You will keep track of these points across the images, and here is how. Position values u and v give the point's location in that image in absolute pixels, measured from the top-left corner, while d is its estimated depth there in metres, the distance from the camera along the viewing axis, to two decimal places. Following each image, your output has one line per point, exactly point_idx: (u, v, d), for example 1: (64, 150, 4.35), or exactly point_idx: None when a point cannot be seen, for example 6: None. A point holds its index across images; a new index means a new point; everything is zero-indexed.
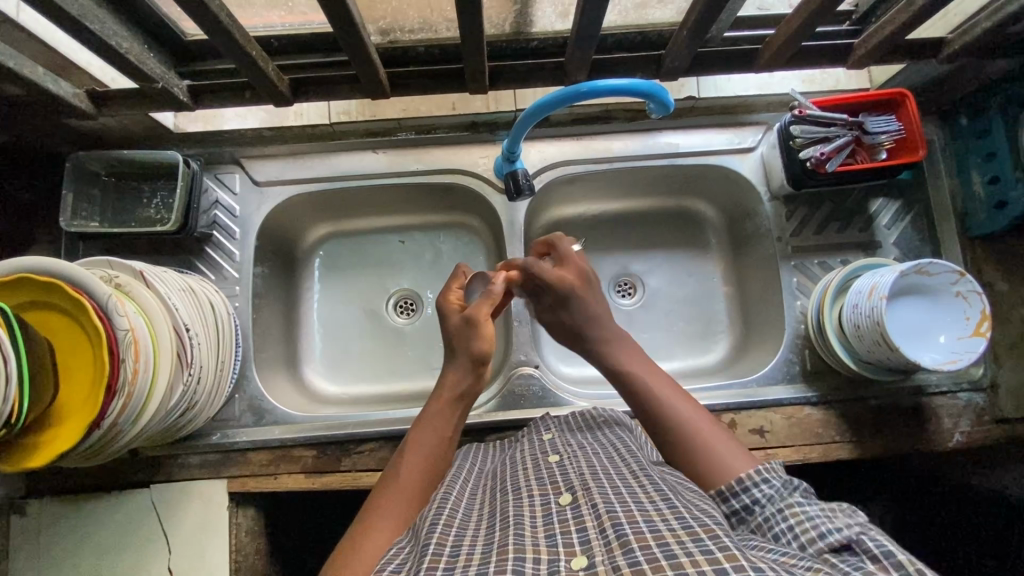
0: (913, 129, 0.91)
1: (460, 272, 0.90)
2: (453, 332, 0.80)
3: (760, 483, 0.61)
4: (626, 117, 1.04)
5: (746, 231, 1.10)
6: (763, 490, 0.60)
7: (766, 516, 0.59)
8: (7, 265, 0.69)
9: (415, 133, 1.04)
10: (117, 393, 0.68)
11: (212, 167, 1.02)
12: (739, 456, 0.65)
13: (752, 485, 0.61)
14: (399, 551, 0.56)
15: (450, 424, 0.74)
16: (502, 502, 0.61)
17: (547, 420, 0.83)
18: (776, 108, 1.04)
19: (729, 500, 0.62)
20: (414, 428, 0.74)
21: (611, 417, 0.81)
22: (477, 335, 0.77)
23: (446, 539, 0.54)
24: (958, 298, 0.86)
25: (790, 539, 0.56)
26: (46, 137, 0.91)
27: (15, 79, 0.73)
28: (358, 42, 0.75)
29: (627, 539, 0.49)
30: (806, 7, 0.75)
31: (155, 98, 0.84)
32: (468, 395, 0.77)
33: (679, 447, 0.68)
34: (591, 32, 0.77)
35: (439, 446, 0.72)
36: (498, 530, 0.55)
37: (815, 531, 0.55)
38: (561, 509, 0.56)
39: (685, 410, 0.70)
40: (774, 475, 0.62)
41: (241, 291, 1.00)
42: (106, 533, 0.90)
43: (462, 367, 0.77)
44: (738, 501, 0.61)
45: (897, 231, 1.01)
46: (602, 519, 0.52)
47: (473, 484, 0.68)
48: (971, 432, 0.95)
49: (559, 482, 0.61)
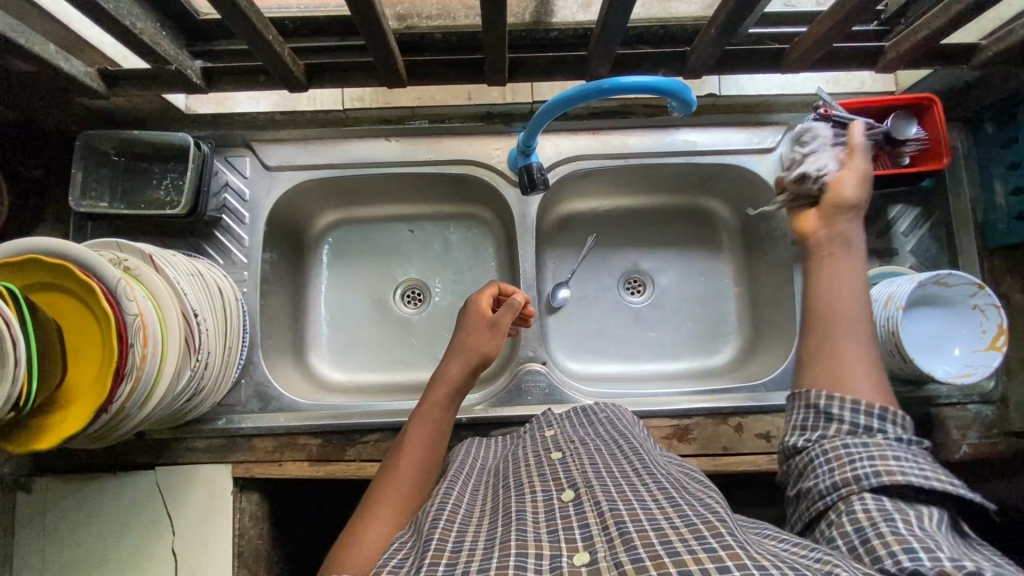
0: (939, 138, 0.89)
1: (494, 287, 0.88)
2: (471, 330, 0.81)
3: (892, 421, 0.60)
4: (644, 113, 1.02)
5: (760, 233, 1.08)
6: (893, 428, 0.60)
7: (891, 450, 0.58)
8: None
9: (428, 122, 1.02)
10: (126, 376, 0.68)
11: (222, 149, 1.01)
12: (871, 379, 0.62)
13: (888, 420, 0.60)
14: (401, 545, 0.56)
15: (446, 418, 0.75)
16: (503, 497, 0.61)
17: (549, 416, 0.83)
18: (799, 108, 1.01)
19: (852, 414, 0.60)
20: (412, 419, 0.74)
21: (616, 409, 0.83)
22: (492, 338, 0.81)
23: (448, 534, 0.54)
24: (975, 311, 0.84)
25: (915, 476, 0.56)
26: (55, 115, 0.90)
27: (25, 56, 0.71)
28: (376, 26, 0.73)
29: (630, 536, 0.48)
30: (839, 9, 0.73)
31: (167, 80, 0.82)
32: (463, 390, 0.78)
33: (824, 346, 0.65)
34: (615, 29, 0.75)
35: (434, 438, 0.72)
36: (500, 526, 0.55)
37: (939, 480, 0.56)
38: (563, 505, 0.57)
39: (859, 323, 0.65)
40: (902, 421, 0.61)
41: (249, 277, 0.99)
42: (111, 514, 0.91)
43: (461, 359, 0.78)
44: (866, 421, 0.60)
45: (915, 238, 1.00)
46: (604, 516, 0.52)
47: (474, 479, 0.68)
48: (979, 444, 0.95)
49: (561, 479, 0.61)
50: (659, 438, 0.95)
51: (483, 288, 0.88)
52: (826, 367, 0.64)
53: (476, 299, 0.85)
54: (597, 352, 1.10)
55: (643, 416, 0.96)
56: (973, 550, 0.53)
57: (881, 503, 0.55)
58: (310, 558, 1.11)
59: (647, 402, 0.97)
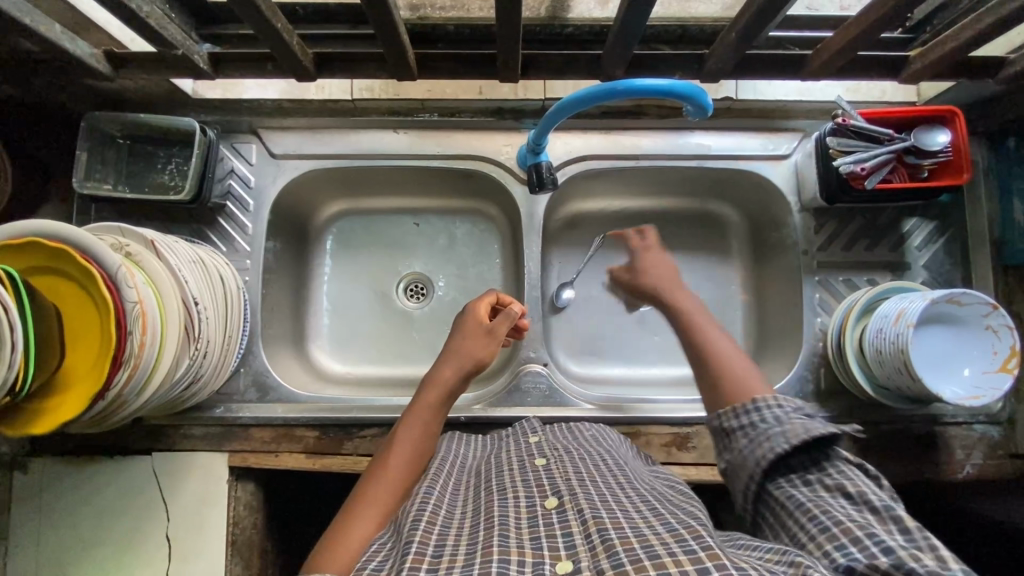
0: (960, 151, 0.86)
1: (490, 294, 0.87)
2: (466, 335, 0.81)
3: (772, 405, 0.64)
4: (657, 114, 1.00)
5: (770, 240, 1.07)
6: (773, 410, 0.63)
7: (768, 433, 0.61)
8: (5, 231, 0.68)
9: (437, 115, 1.01)
10: (123, 364, 0.67)
11: (229, 135, 1.00)
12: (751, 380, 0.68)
13: (765, 407, 0.64)
14: (381, 546, 0.55)
15: (436, 420, 0.74)
16: (486, 500, 0.60)
17: (533, 422, 0.81)
18: (816, 115, 0.99)
19: (737, 416, 0.65)
20: (404, 420, 0.73)
21: (601, 430, 0.81)
22: (489, 345, 0.80)
23: (429, 537, 0.53)
24: (987, 331, 0.83)
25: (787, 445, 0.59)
26: (60, 96, 0.88)
27: (31, 37, 0.70)
28: (387, 15, 0.71)
29: (612, 542, 0.48)
30: (866, 16, 0.71)
31: (174, 65, 0.81)
32: (454, 395, 0.77)
33: (702, 373, 0.72)
34: (632, 30, 0.74)
35: (421, 442, 0.71)
36: (482, 529, 0.54)
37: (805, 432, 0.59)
38: (546, 513, 0.56)
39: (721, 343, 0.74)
40: (784, 399, 0.64)
41: (252, 265, 0.98)
42: (106, 498, 0.91)
43: (455, 364, 0.77)
44: (747, 417, 0.64)
45: (928, 253, 0.98)
46: (588, 524, 0.52)
47: (455, 479, 0.67)
48: (982, 465, 0.93)
49: (544, 485, 0.61)
50: (658, 445, 0.94)
51: (480, 297, 0.87)
52: (711, 389, 0.70)
53: (472, 308, 0.84)
54: (598, 354, 1.09)
55: (644, 422, 0.95)
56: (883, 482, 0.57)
57: (793, 496, 0.57)
58: (304, 547, 1.11)
59: (648, 408, 0.95)
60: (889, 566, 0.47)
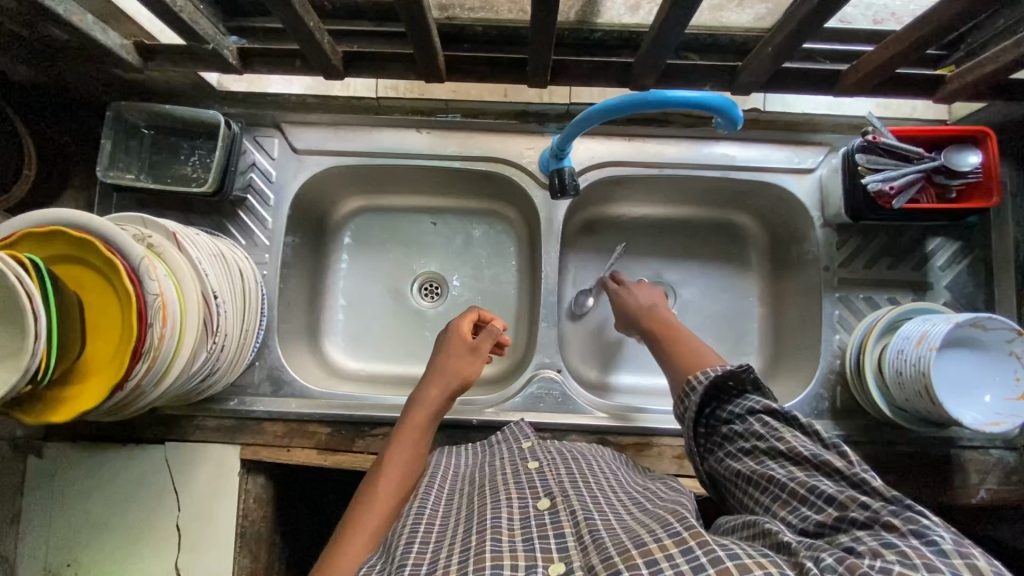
0: (992, 172, 0.85)
1: (473, 312, 0.88)
2: (451, 355, 0.82)
3: (702, 379, 0.67)
4: (682, 122, 0.99)
5: (790, 253, 1.06)
6: (702, 382, 0.66)
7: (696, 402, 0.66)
8: (21, 222, 0.69)
9: (460, 116, 1.00)
10: (143, 356, 0.67)
11: (252, 128, 0.99)
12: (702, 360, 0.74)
13: (696, 384, 0.67)
14: (371, 568, 0.55)
15: (424, 441, 0.75)
16: (479, 505, 0.60)
17: (524, 427, 0.78)
18: (844, 130, 0.98)
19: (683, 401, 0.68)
20: (392, 443, 0.74)
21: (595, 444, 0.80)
22: (472, 362, 0.82)
23: (423, 558, 0.53)
24: (1010, 357, 0.82)
25: None
26: (86, 84, 0.89)
27: (63, 26, 0.70)
28: (418, 16, 0.71)
29: (602, 540, 0.49)
30: (906, 35, 0.70)
31: (202, 58, 0.81)
32: (439, 415, 0.78)
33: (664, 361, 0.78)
34: (666, 41, 0.73)
35: (411, 464, 0.72)
36: (475, 533, 0.54)
37: None
38: (539, 513, 0.56)
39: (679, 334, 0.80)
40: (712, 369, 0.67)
41: (270, 260, 0.98)
42: (117, 485, 0.92)
43: (440, 384, 0.79)
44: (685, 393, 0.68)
45: (952, 274, 0.97)
46: (579, 525, 0.52)
47: (448, 489, 0.67)
48: (997, 490, 0.92)
49: (538, 487, 0.61)
50: (671, 457, 0.94)
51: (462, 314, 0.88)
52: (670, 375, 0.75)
53: (456, 325, 0.85)
54: (612, 362, 1.08)
55: (657, 433, 0.94)
56: (813, 429, 0.60)
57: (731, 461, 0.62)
58: (311, 540, 1.12)
59: (661, 419, 0.95)
60: (835, 519, 0.51)
